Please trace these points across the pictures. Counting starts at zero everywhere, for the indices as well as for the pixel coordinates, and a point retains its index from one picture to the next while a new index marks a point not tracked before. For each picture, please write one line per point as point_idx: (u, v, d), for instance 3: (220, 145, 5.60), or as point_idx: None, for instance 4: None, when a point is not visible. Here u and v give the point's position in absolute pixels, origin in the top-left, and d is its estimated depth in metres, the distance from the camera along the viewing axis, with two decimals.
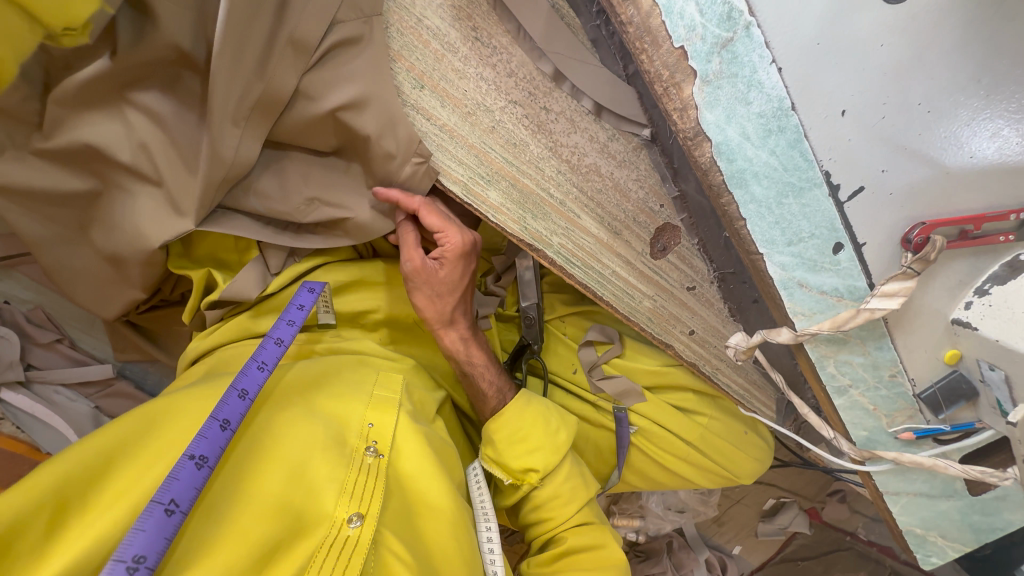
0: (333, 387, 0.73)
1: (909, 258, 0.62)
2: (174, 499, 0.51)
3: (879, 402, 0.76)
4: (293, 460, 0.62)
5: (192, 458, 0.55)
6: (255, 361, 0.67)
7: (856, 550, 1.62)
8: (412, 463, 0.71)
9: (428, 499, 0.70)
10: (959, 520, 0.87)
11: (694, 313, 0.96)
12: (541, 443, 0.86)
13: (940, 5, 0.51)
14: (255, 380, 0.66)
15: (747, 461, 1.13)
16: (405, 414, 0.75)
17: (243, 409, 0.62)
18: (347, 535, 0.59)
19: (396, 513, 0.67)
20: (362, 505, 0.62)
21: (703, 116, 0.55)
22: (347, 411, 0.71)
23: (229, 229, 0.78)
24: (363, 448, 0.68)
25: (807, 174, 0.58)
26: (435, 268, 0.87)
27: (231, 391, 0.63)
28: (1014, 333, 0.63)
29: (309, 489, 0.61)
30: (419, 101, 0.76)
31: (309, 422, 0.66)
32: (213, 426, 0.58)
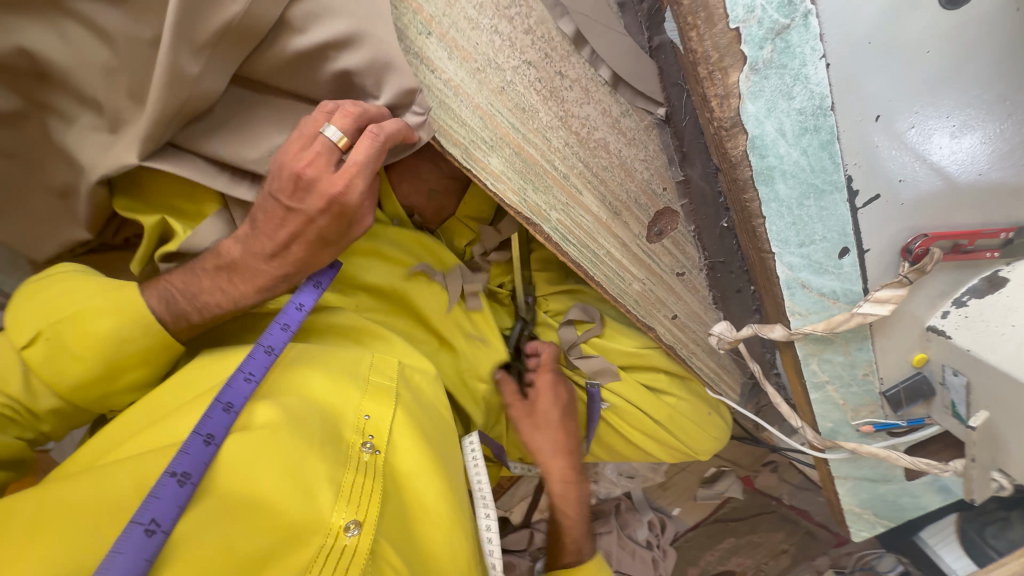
0: (325, 373, 0.74)
1: (905, 267, 0.64)
2: (154, 519, 0.51)
3: (849, 397, 0.80)
4: (291, 463, 0.60)
5: (174, 475, 0.55)
6: (241, 373, 0.68)
7: (779, 515, 1.68)
8: (407, 460, 0.72)
9: (422, 500, 0.71)
10: (892, 501, 0.96)
11: (679, 299, 0.96)
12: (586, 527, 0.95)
13: (991, 19, 0.50)
14: (241, 393, 0.66)
15: (707, 441, 1.17)
16: (402, 408, 0.76)
17: (227, 423, 0.62)
18: (344, 544, 0.58)
19: (393, 517, 0.67)
20: (359, 513, 0.61)
21: (744, 107, 0.52)
22: (341, 400, 0.72)
23: (172, 165, 0.70)
24: (358, 443, 0.68)
25: (831, 177, 0.57)
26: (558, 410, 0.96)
27: (215, 404, 0.63)
28: (984, 344, 0.66)
29: (308, 489, 0.59)
30: (425, 49, 0.69)
31: (307, 415, 0.66)
32: (196, 441, 0.59)
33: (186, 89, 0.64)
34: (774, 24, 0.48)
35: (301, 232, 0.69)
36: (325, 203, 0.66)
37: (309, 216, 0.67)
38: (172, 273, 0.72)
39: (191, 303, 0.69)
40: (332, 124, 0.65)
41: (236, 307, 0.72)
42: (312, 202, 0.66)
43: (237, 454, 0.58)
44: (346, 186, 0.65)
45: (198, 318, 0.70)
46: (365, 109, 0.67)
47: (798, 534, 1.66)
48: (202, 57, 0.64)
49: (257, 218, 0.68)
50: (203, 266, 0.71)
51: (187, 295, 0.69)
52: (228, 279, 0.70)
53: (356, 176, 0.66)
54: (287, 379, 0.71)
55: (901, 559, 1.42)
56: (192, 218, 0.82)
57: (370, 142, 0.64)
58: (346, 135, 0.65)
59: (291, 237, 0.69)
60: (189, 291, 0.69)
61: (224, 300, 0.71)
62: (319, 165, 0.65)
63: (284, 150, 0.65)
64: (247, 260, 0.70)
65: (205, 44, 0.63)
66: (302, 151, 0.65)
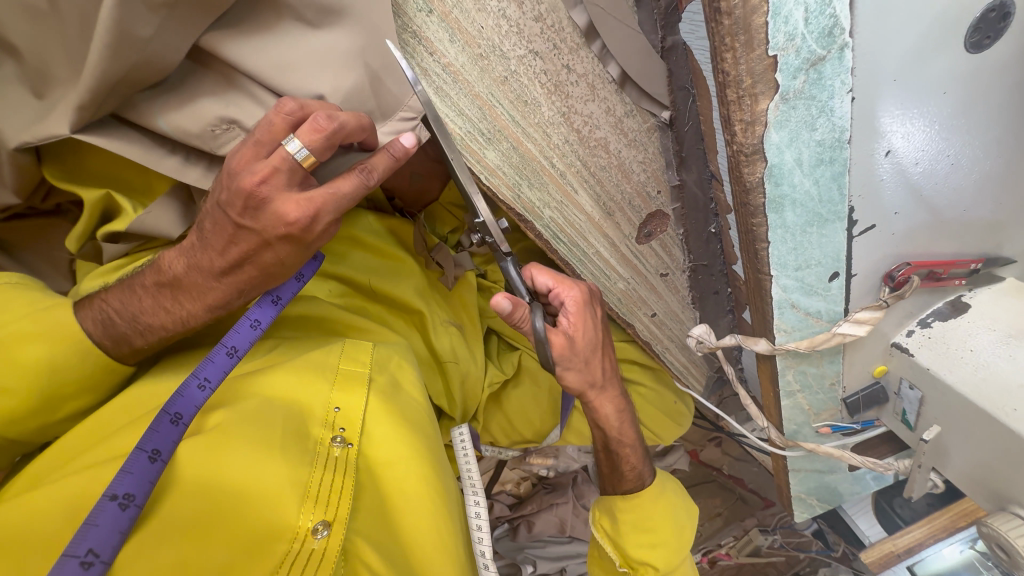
0: (290, 369, 0.70)
1: (886, 292, 0.67)
2: (92, 550, 0.47)
3: (814, 402, 0.85)
4: (246, 471, 0.57)
5: (114, 498, 0.51)
6: (194, 379, 0.61)
7: (718, 483, 1.74)
8: (385, 450, 0.68)
9: (403, 487, 0.67)
10: (832, 486, 1.05)
11: (660, 299, 0.97)
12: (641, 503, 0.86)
13: (992, 69, 0.53)
14: (192, 402, 0.60)
15: (672, 427, 1.19)
16: (375, 392, 0.72)
17: (177, 438, 0.57)
18: (312, 547, 0.56)
19: (372, 512, 0.64)
20: (328, 513, 0.58)
21: (769, 135, 0.51)
22: (308, 394, 0.69)
23: (112, 143, 0.61)
24: (328, 438, 0.66)
25: (836, 208, 0.58)
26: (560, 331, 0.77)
27: (162, 416, 0.57)
28: (944, 364, 0.70)
29: (269, 494, 0.57)
30: (424, 28, 0.62)
31: (268, 416, 0.63)
32: (139, 459, 0.54)
33: (138, 55, 0.55)
34: (810, 54, 0.47)
35: (253, 254, 0.60)
36: (282, 227, 0.57)
37: (264, 239, 0.58)
38: (110, 290, 0.65)
39: (132, 325, 0.63)
40: (296, 138, 0.53)
41: (185, 325, 0.65)
42: (266, 229, 0.57)
43: (189, 467, 0.56)
44: (310, 214, 0.55)
45: (140, 341, 0.64)
46: (341, 124, 0.55)
47: (731, 500, 1.71)
48: (157, 18, 0.54)
49: (204, 229, 0.59)
50: (144, 283, 0.64)
51: (127, 316, 0.63)
52: (174, 298, 0.63)
53: (323, 206, 0.56)
54: (252, 379, 0.68)
55: (819, 521, 1.56)
56: (142, 193, 0.72)
57: (356, 181, 0.56)
58: (314, 153, 0.54)
59: (244, 257, 0.60)
60: (129, 312, 0.62)
61: (169, 320, 0.64)
62: (276, 184, 0.55)
63: (235, 155, 0.55)
64: (194, 278, 0.62)
65: (163, 3, 0.54)
66: (257, 166, 0.54)
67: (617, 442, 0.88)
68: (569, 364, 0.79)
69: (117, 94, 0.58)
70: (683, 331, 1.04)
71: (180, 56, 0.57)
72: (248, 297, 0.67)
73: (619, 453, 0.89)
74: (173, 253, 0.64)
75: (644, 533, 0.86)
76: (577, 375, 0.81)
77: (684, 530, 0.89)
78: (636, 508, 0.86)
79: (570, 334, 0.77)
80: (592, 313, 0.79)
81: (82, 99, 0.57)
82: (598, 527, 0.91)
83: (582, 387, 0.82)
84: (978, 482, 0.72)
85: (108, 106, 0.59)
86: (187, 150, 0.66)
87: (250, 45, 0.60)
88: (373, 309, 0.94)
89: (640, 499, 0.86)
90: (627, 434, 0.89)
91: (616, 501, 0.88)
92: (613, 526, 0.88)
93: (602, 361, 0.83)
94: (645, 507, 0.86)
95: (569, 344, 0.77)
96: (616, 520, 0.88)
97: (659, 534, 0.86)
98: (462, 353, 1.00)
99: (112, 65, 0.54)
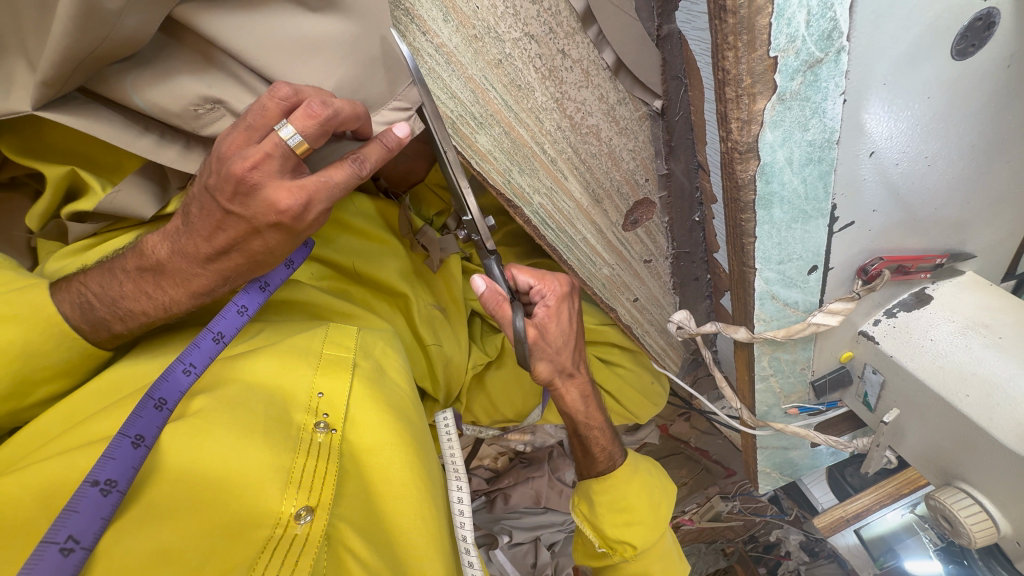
0: (272, 354, 0.69)
1: (859, 285, 0.71)
2: (72, 536, 0.46)
3: (785, 386, 0.90)
4: (227, 457, 0.56)
5: (96, 484, 0.49)
6: (179, 364, 0.61)
7: (685, 454, 1.83)
8: (370, 436, 0.68)
9: (387, 473, 0.67)
10: (793, 461, 1.12)
11: (642, 284, 0.98)
12: (614, 482, 0.90)
13: (969, 78, 0.55)
14: (177, 387, 0.60)
15: (646, 405, 1.23)
16: (360, 378, 0.72)
17: (161, 423, 0.56)
18: (295, 533, 0.55)
19: (355, 498, 0.63)
20: (311, 498, 0.57)
21: (763, 134, 0.52)
22: (291, 380, 0.68)
23: (80, 122, 0.57)
24: (311, 424, 0.65)
25: (820, 205, 0.60)
26: (541, 320, 0.80)
27: (145, 401, 0.57)
28: (905, 352, 0.75)
29: (252, 481, 0.56)
30: (416, 6, 0.60)
31: (250, 402, 0.62)
32: (123, 444, 0.53)
33: (107, 29, 0.51)
34: (809, 57, 0.47)
35: (241, 242, 0.58)
36: (273, 216, 0.55)
37: (254, 227, 0.56)
38: (89, 273, 0.63)
39: (112, 310, 0.61)
40: (289, 123, 0.52)
41: (167, 312, 0.63)
42: (253, 216, 0.55)
43: (168, 456, 0.55)
44: (304, 202, 0.54)
45: (121, 327, 0.62)
46: (336, 111, 0.54)
47: (697, 471, 1.80)
48: None
49: (191, 214, 0.58)
50: (125, 267, 0.62)
51: (106, 301, 0.61)
52: (156, 284, 0.62)
53: (316, 195, 0.55)
54: (233, 365, 0.66)
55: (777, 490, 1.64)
56: (113, 171, 0.68)
57: (348, 171, 0.56)
58: (307, 139, 0.53)
59: (231, 244, 0.59)
60: (109, 297, 0.60)
61: (152, 306, 0.62)
62: (268, 170, 0.53)
63: (226, 140, 0.53)
64: (178, 264, 0.61)
65: None
66: (248, 151, 0.53)
67: (585, 426, 0.91)
68: (542, 353, 0.82)
69: (84, 68, 0.54)
70: (663, 316, 1.07)
71: (152, 30, 0.53)
72: (236, 285, 0.67)
73: (588, 436, 0.92)
74: (156, 237, 0.62)
75: (619, 512, 0.90)
76: (547, 364, 0.84)
77: (660, 506, 0.93)
78: (609, 489, 0.90)
79: (545, 325, 0.80)
80: (570, 308, 0.82)
81: (45, 72, 0.53)
82: (578, 511, 0.95)
83: (550, 375, 0.85)
84: (930, 460, 0.79)
85: (74, 81, 0.55)
86: (162, 129, 0.62)
87: (230, 20, 0.56)
88: (357, 292, 0.93)
89: (613, 481, 0.90)
90: (595, 417, 0.92)
91: (592, 484, 0.91)
92: (591, 510, 0.92)
93: (572, 354, 0.86)
94: (618, 486, 0.90)
95: (542, 334, 0.80)
96: (592, 502, 0.92)
97: (635, 513, 0.89)
98: (445, 335, 1.00)
99: (79, 38, 0.50)
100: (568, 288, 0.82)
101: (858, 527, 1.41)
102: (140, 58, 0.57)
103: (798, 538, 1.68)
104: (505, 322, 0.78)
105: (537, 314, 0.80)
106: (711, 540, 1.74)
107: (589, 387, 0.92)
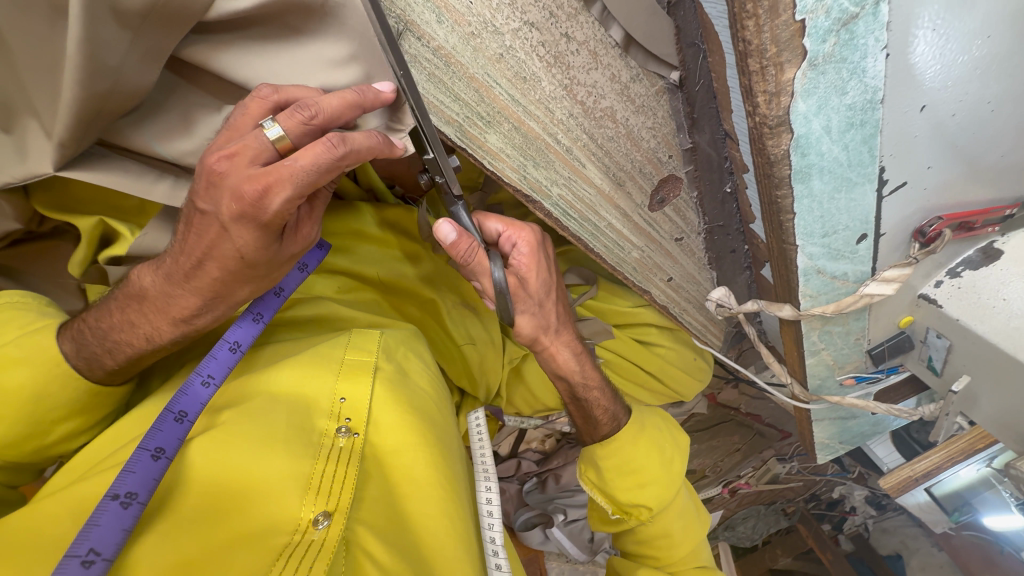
0: (295, 364, 0.67)
1: (916, 249, 0.66)
2: (93, 549, 0.46)
3: (838, 357, 0.85)
4: (249, 466, 0.56)
5: (116, 497, 0.50)
6: (197, 377, 0.62)
7: (737, 421, 1.76)
8: (393, 438, 0.66)
9: (411, 475, 0.64)
10: (854, 430, 1.08)
11: (676, 263, 0.94)
12: (623, 446, 0.87)
13: None
14: (197, 399, 0.61)
15: (691, 382, 1.21)
16: (381, 379, 0.69)
17: (181, 434, 0.57)
18: (312, 537, 0.53)
19: (377, 501, 0.61)
20: (329, 503, 0.56)
21: (795, 105, 0.48)
22: (314, 387, 0.66)
23: (101, 178, 0.60)
24: (333, 430, 0.63)
25: (866, 170, 0.56)
26: (522, 274, 0.76)
27: (166, 415, 0.58)
28: (973, 314, 0.69)
29: (272, 488, 0.55)
30: (408, 10, 0.57)
31: (271, 411, 0.61)
32: (142, 457, 0.53)
33: (111, 85, 0.52)
34: (843, 14, 0.43)
35: (214, 248, 0.56)
36: (236, 207, 0.51)
37: (221, 223, 0.53)
38: (90, 312, 0.65)
39: (102, 343, 0.62)
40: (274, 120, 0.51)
41: (151, 343, 0.63)
42: (236, 226, 0.53)
43: (193, 469, 0.55)
44: (262, 190, 0.50)
45: (112, 361, 0.63)
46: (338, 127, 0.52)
47: (751, 436, 1.77)
48: (125, 43, 0.51)
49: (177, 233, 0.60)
50: (115, 300, 0.64)
51: (98, 333, 0.62)
52: (142, 314, 0.62)
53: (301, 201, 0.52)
54: (258, 377, 0.66)
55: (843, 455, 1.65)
56: (137, 216, 0.73)
57: (322, 150, 0.49)
58: (290, 136, 0.51)
59: (205, 254, 0.57)
60: (100, 330, 0.62)
61: (137, 337, 0.63)
62: (239, 162, 0.51)
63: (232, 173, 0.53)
64: (161, 288, 0.61)
65: (127, 22, 0.50)
66: (228, 145, 0.52)
67: (583, 388, 0.87)
68: (524, 305, 0.78)
69: (97, 122, 0.56)
70: (702, 293, 1.02)
71: (151, 79, 0.54)
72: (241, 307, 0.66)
73: (587, 398, 0.88)
74: (142, 268, 0.64)
75: (629, 474, 0.87)
76: (530, 320, 0.79)
77: (670, 463, 0.90)
78: (614, 453, 0.86)
79: (523, 274, 0.76)
80: (545, 255, 0.78)
81: (63, 132, 0.55)
82: (586, 479, 0.91)
83: (535, 331, 0.80)
84: (1006, 425, 0.73)
85: (91, 136, 0.58)
86: (177, 172, 0.64)
87: (226, 55, 0.56)
88: (388, 300, 0.93)
89: (616, 442, 0.86)
90: (592, 376, 0.88)
91: (596, 448, 0.87)
92: (599, 476, 0.89)
93: (554, 305, 0.82)
94: (622, 449, 0.86)
95: (521, 284, 0.76)
96: (599, 469, 0.88)
97: (643, 474, 0.87)
98: (478, 335, 0.99)
99: (85, 94, 0.52)
100: (539, 235, 0.77)
101: (929, 486, 1.33)
102: (146, 107, 0.59)
103: (863, 494, 1.83)
104: (481, 272, 0.73)
105: (514, 263, 0.76)
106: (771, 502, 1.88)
107: (581, 345, 0.88)
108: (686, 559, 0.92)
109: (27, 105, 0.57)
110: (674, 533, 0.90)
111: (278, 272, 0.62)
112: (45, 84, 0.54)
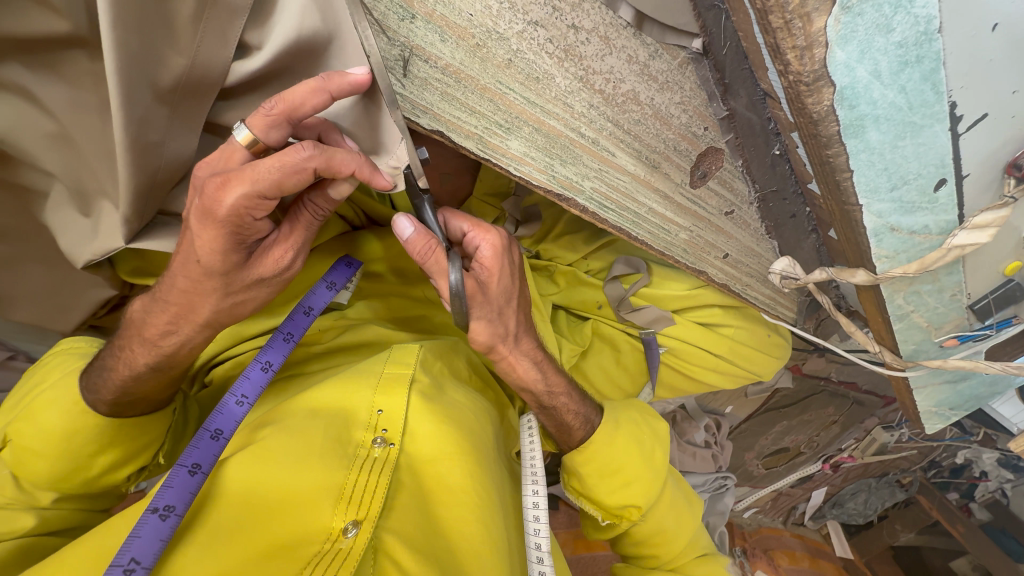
0: (337, 381, 0.69)
1: (1011, 185, 0.57)
2: (134, 558, 0.49)
3: (933, 318, 0.75)
4: (286, 479, 0.58)
5: (156, 510, 0.53)
6: (232, 397, 0.65)
7: (828, 392, 1.52)
8: (428, 448, 0.67)
9: (445, 481, 0.66)
10: (968, 394, 0.95)
11: (729, 237, 0.88)
12: (598, 448, 0.83)
13: None
14: (232, 417, 0.63)
15: (768, 359, 1.14)
16: (416, 391, 0.71)
17: (218, 450, 0.60)
18: (341, 546, 0.55)
19: (409, 510, 0.62)
20: (358, 512, 0.58)
21: (832, 55, 0.45)
22: (351, 400, 0.68)
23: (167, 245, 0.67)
24: (370, 441, 0.65)
25: (932, 110, 0.50)
26: (483, 279, 0.71)
27: (203, 432, 0.61)
28: None
29: (307, 499, 0.57)
30: (412, 36, 0.57)
31: (308, 425, 0.64)
32: (181, 473, 0.57)
33: (157, 158, 0.58)
34: None
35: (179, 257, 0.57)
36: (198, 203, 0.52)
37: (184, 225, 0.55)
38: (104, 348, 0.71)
39: (99, 373, 0.66)
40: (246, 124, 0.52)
41: (131, 370, 0.64)
42: (198, 226, 0.52)
43: (230, 483, 0.58)
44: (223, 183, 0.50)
45: (107, 393, 0.66)
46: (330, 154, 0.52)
47: (847, 406, 1.56)
48: (165, 120, 0.56)
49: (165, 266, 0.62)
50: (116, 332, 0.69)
51: (98, 365, 0.67)
52: (128, 340, 0.65)
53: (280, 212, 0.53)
54: (301, 395, 0.69)
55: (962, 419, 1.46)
56: None
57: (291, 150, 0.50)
58: (257, 135, 0.52)
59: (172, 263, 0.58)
60: (99, 360, 0.67)
61: (122, 364, 0.65)
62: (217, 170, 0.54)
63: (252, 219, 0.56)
64: (143, 312, 0.63)
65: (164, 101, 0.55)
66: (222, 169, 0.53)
67: (547, 396, 0.83)
68: (480, 312, 0.72)
69: (154, 195, 0.62)
70: (764, 265, 0.95)
71: (190, 146, 0.59)
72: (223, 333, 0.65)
73: (555, 405, 0.83)
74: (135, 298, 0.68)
75: (611, 476, 0.83)
76: (486, 326, 0.73)
77: (654, 454, 0.87)
78: (592, 457, 0.82)
79: (484, 280, 0.71)
80: (510, 261, 0.73)
81: (127, 209, 0.62)
82: (570, 487, 0.88)
83: (490, 340, 0.75)
84: None
85: (151, 208, 0.64)
86: None
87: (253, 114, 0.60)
88: (434, 317, 0.96)
89: (591, 447, 0.82)
90: (556, 382, 0.84)
91: (573, 456, 0.83)
92: (580, 481, 0.85)
93: (515, 313, 0.77)
94: (600, 452, 0.82)
95: (481, 289, 0.71)
96: (581, 475, 0.84)
97: (627, 471, 0.83)
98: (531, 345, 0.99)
99: (138, 172, 0.58)
100: (505, 238, 0.72)
101: None
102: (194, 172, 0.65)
103: (994, 457, 1.59)
104: (439, 273, 0.66)
105: (476, 268, 0.71)
106: (882, 474, 1.78)
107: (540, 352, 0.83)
108: (685, 551, 0.90)
109: (97, 189, 0.64)
110: (669, 526, 0.87)
111: (245, 292, 0.60)
112: (108, 167, 0.61)
